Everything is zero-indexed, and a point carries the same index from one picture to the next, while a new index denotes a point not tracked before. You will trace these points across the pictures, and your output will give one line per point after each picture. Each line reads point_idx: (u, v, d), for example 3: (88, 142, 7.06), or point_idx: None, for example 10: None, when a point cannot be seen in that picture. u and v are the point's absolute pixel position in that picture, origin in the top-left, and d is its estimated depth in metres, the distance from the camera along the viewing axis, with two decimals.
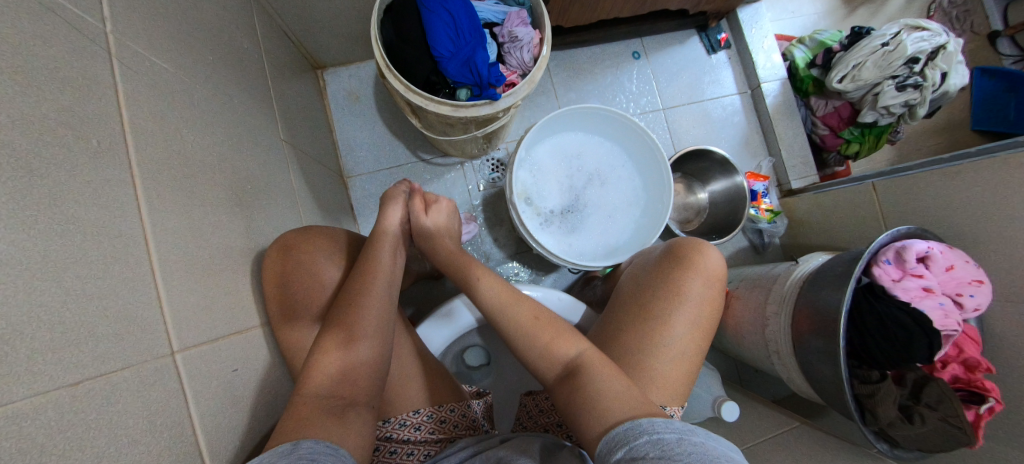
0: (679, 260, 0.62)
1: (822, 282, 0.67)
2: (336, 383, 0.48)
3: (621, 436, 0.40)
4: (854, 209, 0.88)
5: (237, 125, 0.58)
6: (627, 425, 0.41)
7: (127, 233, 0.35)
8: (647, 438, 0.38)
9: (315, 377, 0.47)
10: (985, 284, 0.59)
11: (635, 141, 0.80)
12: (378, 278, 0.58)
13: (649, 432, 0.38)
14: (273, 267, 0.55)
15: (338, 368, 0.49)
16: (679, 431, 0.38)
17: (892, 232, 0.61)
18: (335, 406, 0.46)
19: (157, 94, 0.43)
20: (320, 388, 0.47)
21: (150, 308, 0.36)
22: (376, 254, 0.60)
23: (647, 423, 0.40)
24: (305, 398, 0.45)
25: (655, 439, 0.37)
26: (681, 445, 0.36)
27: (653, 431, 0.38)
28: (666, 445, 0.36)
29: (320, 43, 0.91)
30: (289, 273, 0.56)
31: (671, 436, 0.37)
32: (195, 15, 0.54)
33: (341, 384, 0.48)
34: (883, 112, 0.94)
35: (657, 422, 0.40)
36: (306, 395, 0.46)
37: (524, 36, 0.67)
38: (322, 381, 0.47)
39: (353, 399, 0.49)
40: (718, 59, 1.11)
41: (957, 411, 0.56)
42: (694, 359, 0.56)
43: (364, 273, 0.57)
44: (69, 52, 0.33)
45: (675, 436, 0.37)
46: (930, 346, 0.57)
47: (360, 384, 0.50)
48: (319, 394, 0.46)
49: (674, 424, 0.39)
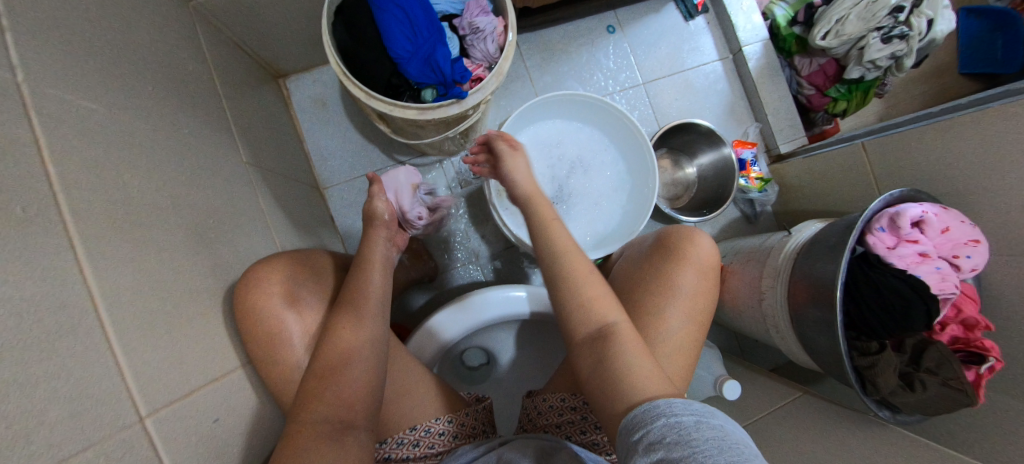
0: (669, 252, 0.60)
1: (815, 253, 0.65)
2: (335, 398, 0.48)
3: (639, 418, 0.38)
4: (844, 172, 0.86)
5: (191, 156, 0.54)
6: (646, 406, 0.39)
7: (72, 302, 0.32)
8: (664, 422, 0.35)
9: (315, 402, 0.47)
10: (981, 243, 0.58)
11: (616, 125, 0.77)
12: (369, 297, 0.59)
13: (666, 415, 0.36)
14: (266, 293, 0.53)
15: (335, 389, 0.49)
16: (697, 414, 0.35)
17: (887, 198, 0.59)
18: (334, 430, 0.46)
19: (90, 139, 0.39)
20: (319, 416, 0.46)
21: (110, 377, 0.34)
22: (366, 281, 0.60)
23: (665, 405, 0.37)
24: (307, 423, 0.45)
25: (672, 423, 0.35)
26: (700, 430, 0.33)
27: (670, 414, 0.36)
28: (684, 429, 0.34)
29: (276, 51, 0.86)
30: (279, 299, 0.53)
31: (690, 419, 0.34)
32: (125, 41, 0.49)
33: (338, 403, 0.48)
34: (870, 67, 0.91)
35: (676, 403, 0.37)
36: (306, 419, 0.45)
37: (485, 25, 0.62)
38: (322, 401, 0.47)
39: (352, 421, 0.48)
40: (697, 25, 1.06)
41: (957, 372, 0.56)
42: (690, 353, 0.54)
43: (357, 298, 0.58)
44: None
45: (693, 419, 0.34)
46: (927, 313, 0.56)
47: (357, 406, 0.49)
48: (319, 417, 0.46)
49: (694, 405, 0.37)
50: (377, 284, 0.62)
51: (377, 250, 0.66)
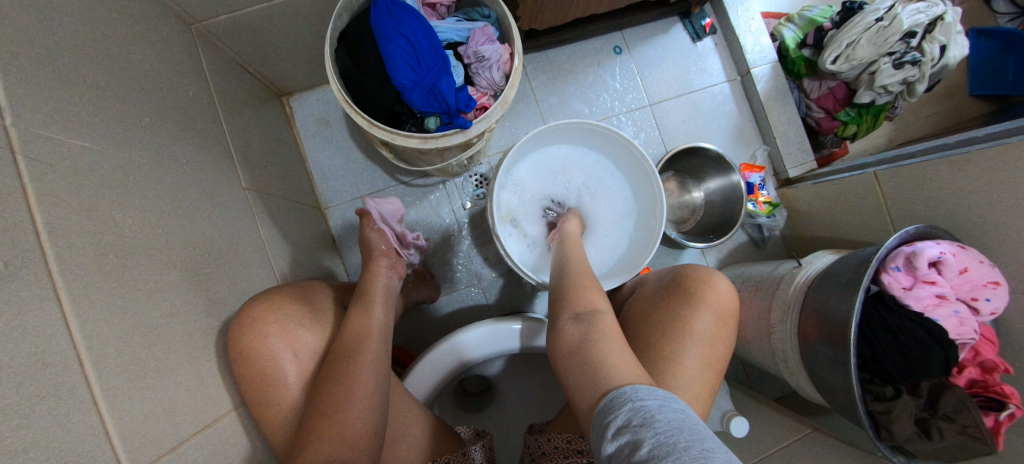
0: (688, 294, 0.58)
1: (828, 290, 0.64)
2: (337, 438, 0.47)
3: (607, 404, 0.40)
4: (855, 200, 0.84)
5: (188, 187, 0.53)
6: (614, 392, 0.40)
7: (55, 360, 0.31)
8: (630, 406, 0.37)
9: (317, 439, 0.46)
10: (1001, 285, 0.56)
11: (623, 153, 0.75)
12: (372, 332, 0.58)
13: (632, 400, 0.38)
14: (264, 331, 0.51)
15: (339, 425, 0.48)
16: (661, 399, 0.38)
17: (901, 237, 0.57)
18: None
19: (80, 181, 0.38)
20: (319, 456, 0.45)
21: (94, 437, 0.32)
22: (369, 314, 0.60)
23: (632, 391, 0.39)
24: (306, 461, 0.44)
25: (638, 407, 0.37)
26: (663, 413, 0.35)
27: (636, 399, 0.38)
28: (649, 413, 0.35)
29: (278, 70, 0.85)
30: (279, 335, 0.52)
31: (654, 403, 0.37)
32: (122, 71, 0.48)
33: (339, 441, 0.47)
34: (881, 92, 0.90)
35: (640, 389, 0.39)
36: (305, 461, 0.44)
37: (491, 54, 0.61)
38: (325, 436, 0.47)
39: (352, 461, 0.47)
40: (705, 46, 1.04)
41: (975, 420, 0.53)
42: (706, 402, 0.52)
43: (360, 332, 0.57)
44: None
45: (657, 403, 0.37)
46: (946, 361, 0.53)
47: (359, 445, 0.49)
48: (317, 459, 0.45)
49: (658, 391, 0.39)
50: (382, 311, 0.62)
51: (379, 278, 0.68)
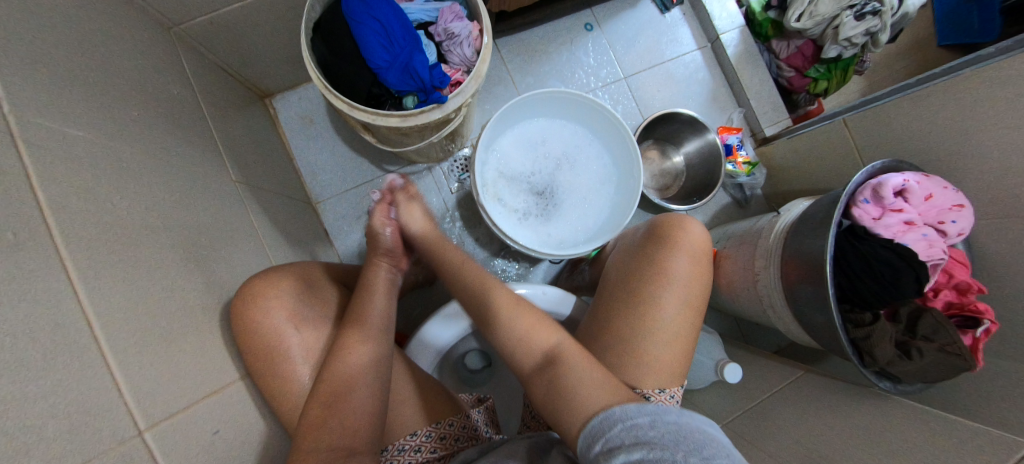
0: (662, 240, 0.61)
1: (804, 231, 0.66)
2: (335, 426, 0.48)
3: (597, 428, 0.41)
4: (829, 149, 0.87)
5: (179, 177, 0.55)
6: (601, 415, 0.41)
7: (66, 322, 0.33)
8: (621, 427, 0.38)
9: (313, 431, 0.46)
10: (966, 208, 0.59)
11: (597, 118, 0.77)
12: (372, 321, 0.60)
13: (622, 421, 0.39)
14: (274, 314, 0.54)
15: (337, 415, 0.49)
16: (651, 413, 0.39)
17: (868, 170, 0.60)
18: (336, 455, 0.45)
19: (77, 166, 0.40)
20: (319, 445, 0.45)
21: (107, 393, 0.34)
22: (369, 305, 0.62)
23: (620, 411, 0.41)
24: (306, 452, 0.44)
25: (629, 426, 0.38)
26: (654, 428, 0.37)
27: (626, 419, 0.39)
28: (641, 431, 0.37)
29: (260, 71, 0.87)
30: (291, 320, 0.55)
31: (644, 420, 0.38)
32: (110, 70, 0.50)
33: (338, 429, 0.47)
34: (847, 45, 0.92)
35: (629, 408, 0.40)
36: (305, 451, 0.44)
37: (461, 30, 0.63)
38: (330, 422, 0.48)
39: (354, 447, 0.47)
40: (673, 17, 1.07)
41: (953, 338, 0.56)
42: (688, 338, 0.55)
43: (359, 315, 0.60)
44: None
45: (647, 419, 0.38)
46: (917, 279, 0.57)
47: (360, 433, 0.49)
48: (318, 448, 0.45)
49: (646, 406, 0.40)
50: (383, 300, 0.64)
51: (382, 275, 0.68)
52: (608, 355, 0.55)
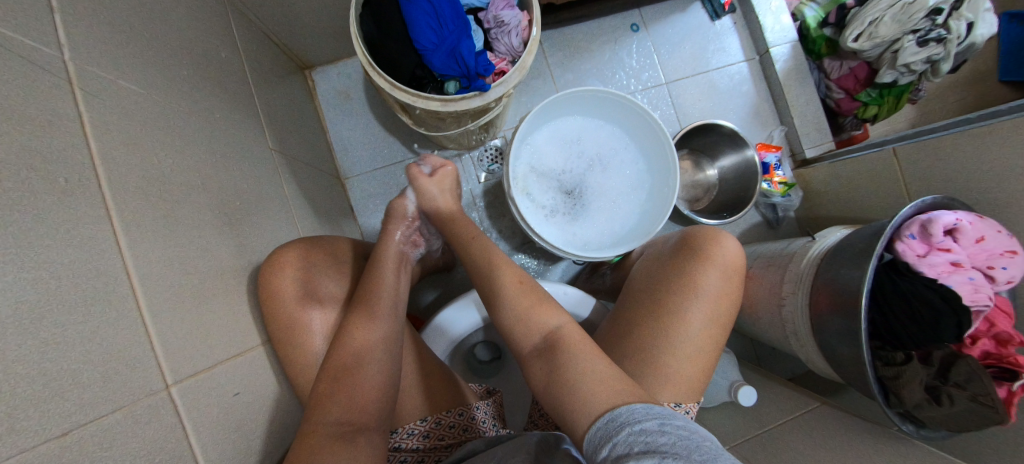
0: (695, 252, 0.59)
1: (840, 260, 0.64)
2: (347, 402, 0.49)
3: (604, 431, 0.39)
4: (874, 178, 0.83)
5: (221, 140, 0.56)
6: (608, 416, 0.40)
7: (108, 270, 0.34)
8: (628, 431, 0.37)
9: (326, 405, 0.47)
10: (1019, 255, 0.56)
11: (636, 122, 0.75)
12: (384, 292, 0.60)
13: (630, 425, 0.37)
14: (283, 282, 0.54)
15: (350, 395, 0.49)
16: (660, 417, 0.37)
17: (917, 205, 0.57)
18: (345, 430, 0.46)
19: (128, 120, 0.40)
20: (331, 418, 0.47)
21: (139, 345, 0.35)
22: (382, 277, 0.62)
23: (626, 413, 0.39)
24: (317, 425, 0.45)
25: (636, 431, 0.37)
26: (663, 433, 0.35)
27: (633, 423, 0.38)
28: (648, 436, 0.35)
29: (303, 42, 0.87)
30: (302, 290, 0.55)
31: (652, 424, 0.36)
32: (165, 27, 0.51)
33: (350, 403, 0.49)
34: (904, 71, 0.88)
35: (636, 411, 0.39)
36: (317, 422, 0.46)
37: (510, 19, 0.62)
38: (338, 401, 0.48)
39: (362, 424, 0.48)
40: (723, 25, 1.03)
41: (988, 389, 0.53)
42: (710, 356, 0.54)
43: (373, 285, 0.61)
44: (32, 90, 0.31)
45: (656, 424, 0.36)
46: (959, 326, 0.53)
47: (369, 409, 0.50)
48: (329, 419, 0.46)
49: (654, 410, 0.39)
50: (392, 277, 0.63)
51: (393, 246, 0.68)
52: (625, 362, 0.53)
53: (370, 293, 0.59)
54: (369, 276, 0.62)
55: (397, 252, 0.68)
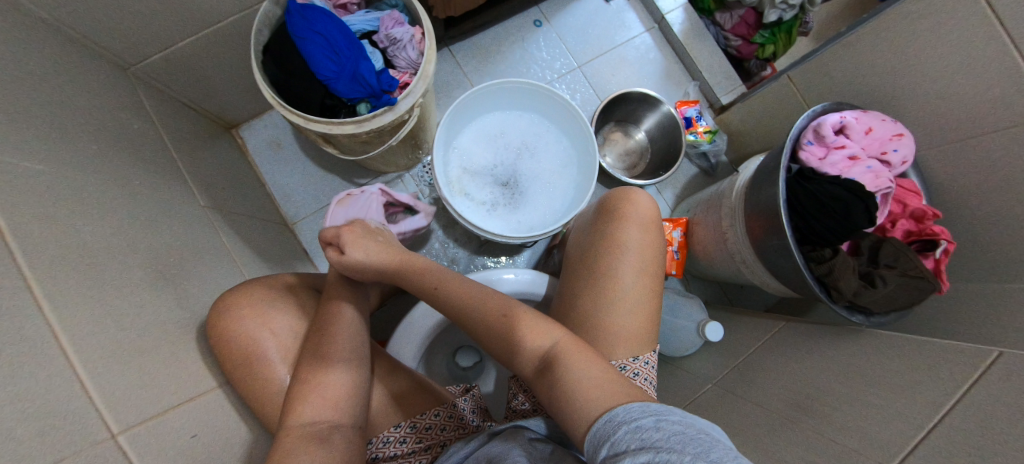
0: (612, 214, 0.61)
1: (760, 182, 0.67)
2: (319, 401, 0.49)
3: (602, 431, 0.37)
4: (780, 106, 0.89)
5: (144, 203, 0.57)
6: (607, 416, 0.38)
7: (32, 331, 0.35)
8: (626, 429, 0.35)
9: (299, 407, 0.48)
10: (905, 136, 0.61)
11: (548, 104, 0.80)
12: (344, 309, 0.61)
13: (626, 423, 0.35)
14: (236, 311, 0.55)
15: (319, 392, 0.50)
16: (656, 413, 0.35)
17: (809, 114, 0.62)
18: (320, 429, 0.47)
19: (40, 195, 0.42)
20: (304, 419, 0.47)
21: (78, 400, 0.35)
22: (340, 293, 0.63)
23: (625, 411, 0.37)
24: (292, 430, 0.46)
25: (634, 428, 0.34)
26: (659, 429, 0.33)
27: (630, 421, 0.35)
28: (645, 433, 0.33)
29: (223, 102, 0.90)
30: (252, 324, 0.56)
31: (649, 420, 0.34)
32: (69, 107, 0.53)
33: (322, 403, 0.49)
34: (784, 7, 0.97)
35: (634, 408, 0.37)
36: (290, 426, 0.46)
37: (402, 35, 0.67)
38: (307, 402, 0.49)
39: (339, 421, 0.49)
40: (618, 3, 1.11)
41: (914, 262, 0.57)
42: (650, 302, 0.56)
43: (332, 304, 0.61)
44: None
45: (652, 420, 0.34)
46: (869, 209, 0.57)
47: (341, 407, 0.50)
48: (302, 422, 0.47)
49: (652, 407, 0.36)
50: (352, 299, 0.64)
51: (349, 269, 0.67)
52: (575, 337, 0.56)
53: (332, 318, 0.59)
54: (329, 302, 0.62)
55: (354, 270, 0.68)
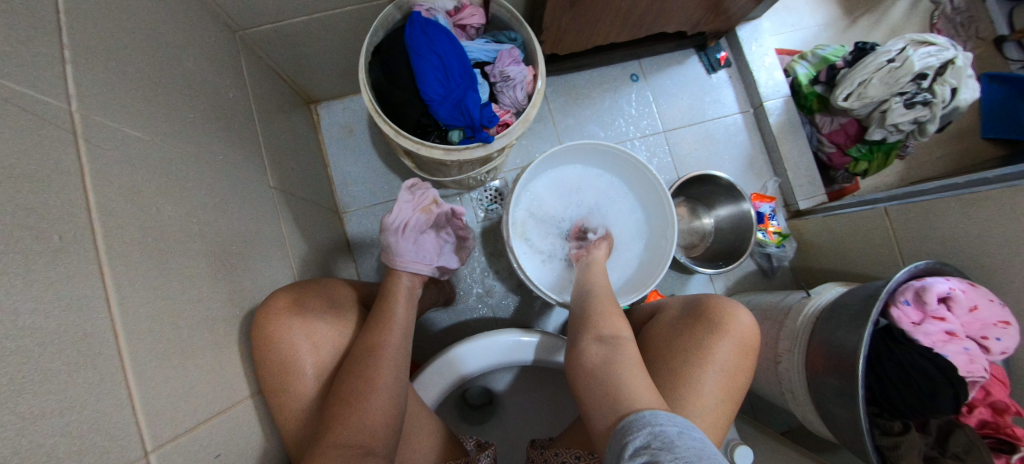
0: (712, 324, 0.58)
1: (836, 322, 0.64)
2: (357, 425, 0.48)
3: (624, 426, 0.40)
4: (866, 234, 0.85)
5: (222, 181, 0.55)
6: (634, 414, 0.41)
7: (95, 331, 0.32)
8: (649, 430, 0.37)
9: (341, 427, 0.48)
10: (1011, 325, 0.57)
11: (636, 175, 0.77)
12: (394, 331, 0.60)
13: (651, 424, 0.38)
14: (279, 316, 0.53)
15: (363, 418, 0.49)
16: (681, 427, 0.38)
17: (911, 270, 0.59)
18: (355, 455, 0.46)
19: (131, 169, 0.40)
20: (344, 436, 0.47)
21: (120, 410, 0.33)
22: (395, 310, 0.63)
23: (651, 416, 0.40)
24: (331, 447, 0.45)
25: (656, 431, 0.37)
26: (681, 440, 0.35)
27: (654, 423, 0.38)
28: (666, 437, 0.36)
29: (311, 79, 0.89)
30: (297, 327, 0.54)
31: (673, 430, 0.37)
32: (176, 70, 0.52)
33: (362, 430, 0.48)
34: (892, 130, 0.91)
35: (659, 415, 0.39)
36: (329, 444, 0.46)
37: (516, 75, 0.64)
38: (346, 427, 0.48)
39: (372, 448, 0.48)
40: (718, 78, 1.07)
41: (985, 459, 0.53)
42: (720, 429, 0.53)
43: (383, 324, 0.60)
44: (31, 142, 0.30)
45: (676, 430, 0.37)
46: (955, 397, 0.54)
47: (378, 434, 0.50)
48: (342, 442, 0.46)
49: (677, 420, 0.39)
50: (404, 315, 0.63)
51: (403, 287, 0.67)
52: None
53: (384, 339, 0.58)
54: (381, 316, 0.61)
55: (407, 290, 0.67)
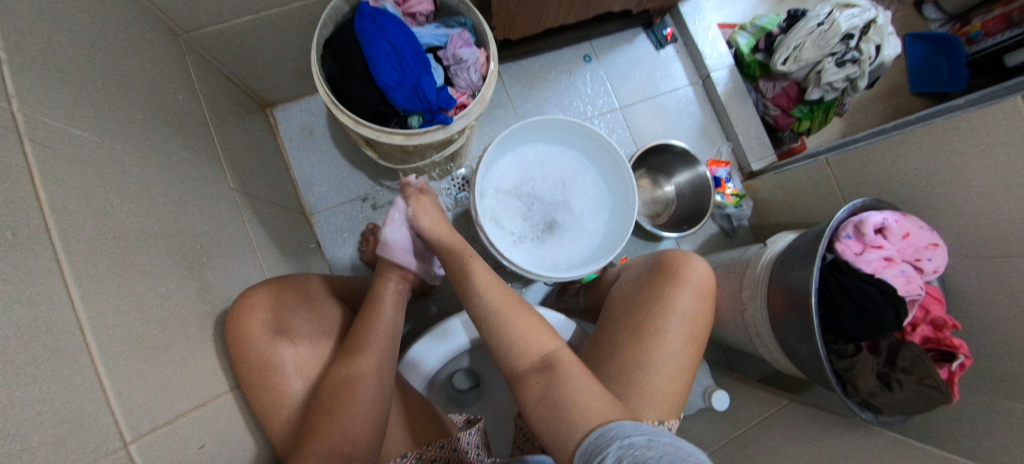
0: (671, 275, 0.62)
1: (790, 263, 0.68)
2: (336, 432, 0.48)
3: (594, 446, 0.38)
4: (812, 185, 0.91)
5: (179, 182, 0.55)
6: (599, 431, 0.39)
7: (59, 324, 0.32)
8: (617, 445, 0.36)
9: (320, 435, 0.46)
10: (940, 247, 0.63)
11: (596, 147, 0.80)
12: (378, 331, 0.60)
13: (620, 438, 0.36)
14: (255, 317, 0.53)
15: (342, 425, 0.48)
16: (649, 433, 0.36)
17: (851, 207, 0.64)
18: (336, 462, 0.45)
19: (80, 168, 0.40)
20: (321, 447, 0.45)
21: (94, 402, 0.33)
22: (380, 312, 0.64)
23: (618, 428, 0.38)
24: (308, 453, 0.44)
25: (625, 444, 0.35)
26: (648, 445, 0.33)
27: (623, 437, 0.36)
28: (634, 448, 0.34)
29: (264, 81, 0.88)
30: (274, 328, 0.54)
31: (640, 438, 0.35)
32: (119, 72, 0.51)
33: (339, 437, 0.47)
34: (828, 88, 0.98)
35: (627, 426, 0.38)
36: (307, 450, 0.44)
37: (469, 56, 0.66)
38: (325, 433, 0.47)
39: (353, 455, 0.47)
40: (667, 53, 1.13)
41: (931, 371, 0.58)
42: (689, 372, 0.56)
43: (366, 325, 0.61)
44: None
45: (644, 438, 0.35)
46: (897, 314, 0.60)
47: (360, 441, 0.49)
48: (319, 451, 0.45)
49: (643, 427, 0.38)
50: (390, 317, 0.64)
51: (390, 287, 0.69)
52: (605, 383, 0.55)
53: (366, 338, 0.59)
54: (365, 317, 0.62)
55: (393, 291, 0.69)
